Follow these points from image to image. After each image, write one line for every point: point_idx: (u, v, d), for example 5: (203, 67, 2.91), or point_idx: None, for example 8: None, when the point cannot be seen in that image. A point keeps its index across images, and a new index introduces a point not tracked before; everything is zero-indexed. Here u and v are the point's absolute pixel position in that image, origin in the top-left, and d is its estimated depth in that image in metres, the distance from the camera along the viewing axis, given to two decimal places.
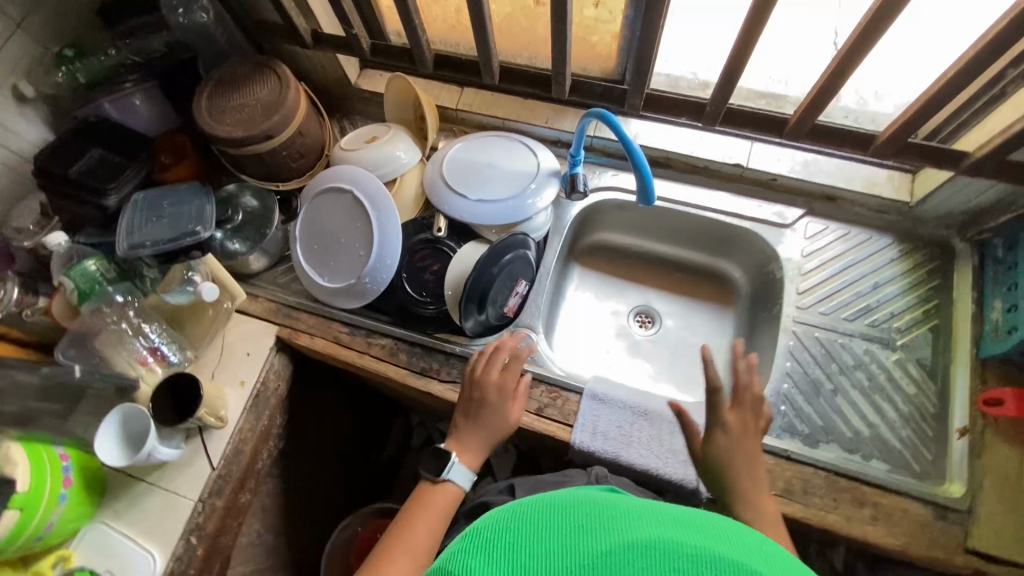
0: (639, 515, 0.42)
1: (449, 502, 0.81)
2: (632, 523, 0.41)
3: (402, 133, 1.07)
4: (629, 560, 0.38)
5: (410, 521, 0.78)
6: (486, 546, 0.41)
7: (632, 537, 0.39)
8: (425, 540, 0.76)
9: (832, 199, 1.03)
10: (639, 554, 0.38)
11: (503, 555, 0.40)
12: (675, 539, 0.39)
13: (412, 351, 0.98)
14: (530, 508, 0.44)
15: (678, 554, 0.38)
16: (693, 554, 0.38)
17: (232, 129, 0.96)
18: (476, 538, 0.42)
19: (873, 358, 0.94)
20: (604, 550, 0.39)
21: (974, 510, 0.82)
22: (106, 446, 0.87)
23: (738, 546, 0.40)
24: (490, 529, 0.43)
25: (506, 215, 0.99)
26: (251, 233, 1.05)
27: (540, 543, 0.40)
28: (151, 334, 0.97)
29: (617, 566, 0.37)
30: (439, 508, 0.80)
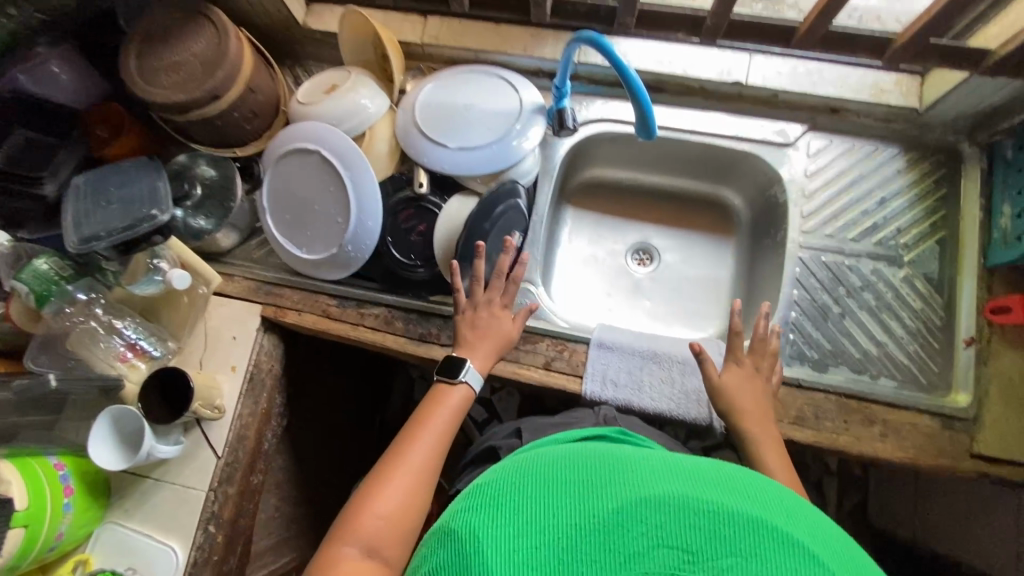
0: (653, 465, 0.39)
1: (456, 406, 0.76)
2: (645, 475, 0.38)
3: (365, 78, 0.96)
4: (643, 518, 0.36)
5: (416, 427, 0.73)
6: (489, 505, 0.39)
7: (645, 491, 0.37)
8: (432, 443, 0.72)
9: (836, 111, 0.97)
10: (653, 511, 0.36)
11: (508, 512, 0.38)
12: (693, 494, 0.36)
13: (408, 318, 0.94)
14: (536, 462, 0.42)
15: (696, 511, 0.35)
16: (710, 511, 0.35)
17: (171, 93, 0.84)
18: (479, 494, 0.41)
19: (879, 277, 0.92)
20: (616, 505, 0.36)
21: (980, 416, 0.83)
22: (101, 450, 0.83)
23: (759, 498, 0.37)
24: (494, 484, 0.41)
25: (491, 162, 0.91)
26: (214, 208, 0.96)
27: (545, 496, 0.38)
28: (127, 330, 0.90)
29: (630, 525, 0.36)
30: (445, 411, 0.75)
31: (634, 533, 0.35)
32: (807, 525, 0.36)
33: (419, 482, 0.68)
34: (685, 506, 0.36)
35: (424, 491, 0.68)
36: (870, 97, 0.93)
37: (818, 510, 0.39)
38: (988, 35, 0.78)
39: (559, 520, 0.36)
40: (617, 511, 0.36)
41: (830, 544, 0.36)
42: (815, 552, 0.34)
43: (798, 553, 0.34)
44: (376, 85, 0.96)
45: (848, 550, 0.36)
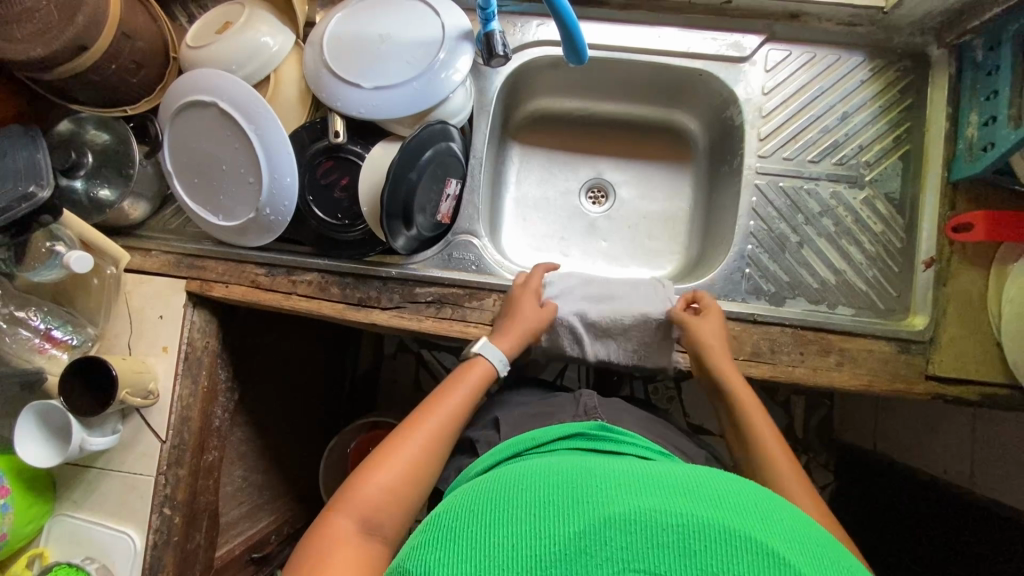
0: (616, 482, 0.39)
1: (478, 385, 0.74)
2: (608, 494, 0.38)
3: (262, 12, 0.84)
4: (608, 539, 0.35)
5: (434, 403, 0.71)
6: (451, 537, 0.38)
7: (610, 510, 0.36)
8: (450, 421, 0.70)
9: (795, 16, 0.87)
10: (618, 531, 0.35)
11: (470, 545, 0.37)
12: (657, 509, 0.36)
13: (344, 282, 0.88)
14: (498, 490, 0.41)
15: (662, 525, 0.35)
16: (675, 524, 0.35)
17: (26, 45, 0.72)
18: (439, 528, 0.40)
19: (839, 201, 0.87)
20: (578, 528, 0.36)
21: (936, 338, 0.81)
22: (30, 449, 0.79)
23: (723, 504, 0.38)
24: (454, 517, 0.40)
25: (413, 102, 0.81)
26: (112, 175, 0.85)
27: (509, 523, 0.38)
28: (35, 321, 0.84)
29: (595, 550, 0.35)
30: (466, 389, 0.73)
31: (600, 558, 0.35)
32: (771, 524, 0.37)
33: (431, 462, 0.66)
34: (651, 522, 0.35)
35: (433, 472, 0.67)
36: None
37: (787, 509, 0.40)
38: None
39: (523, 550, 0.36)
40: (581, 535, 0.35)
41: (793, 540, 0.36)
42: (778, 552, 0.35)
43: (766, 559, 0.34)
44: (276, 19, 0.84)
45: (812, 543, 0.37)
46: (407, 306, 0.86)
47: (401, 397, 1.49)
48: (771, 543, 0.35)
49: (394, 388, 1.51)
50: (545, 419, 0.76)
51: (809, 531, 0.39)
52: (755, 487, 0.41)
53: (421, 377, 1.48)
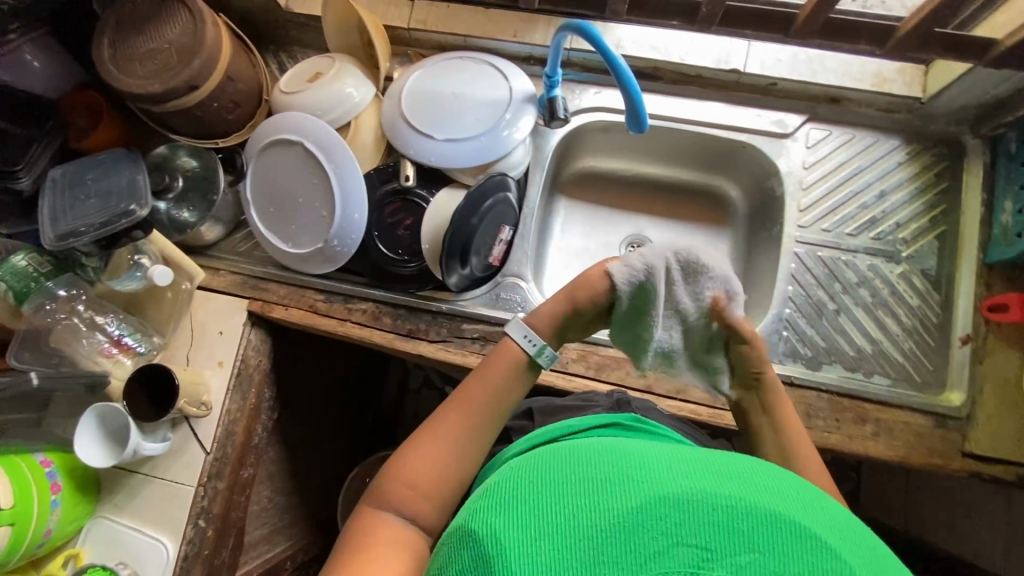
0: (667, 463, 0.42)
1: (513, 368, 0.69)
2: (661, 474, 0.41)
3: (350, 66, 0.93)
4: (664, 514, 0.38)
5: (466, 388, 0.67)
6: (515, 507, 0.41)
7: (663, 488, 0.39)
8: (484, 408, 0.66)
9: (837, 101, 0.93)
10: (673, 508, 0.38)
11: (534, 514, 0.40)
12: (708, 490, 0.39)
13: (396, 314, 0.92)
14: (556, 462, 0.44)
15: (713, 505, 0.38)
16: (726, 505, 0.38)
17: (146, 82, 0.80)
18: (498, 497, 0.43)
19: (876, 274, 0.90)
20: (634, 504, 0.39)
21: (973, 415, 0.82)
22: (88, 449, 0.82)
23: (767, 489, 0.40)
24: (516, 487, 0.43)
25: (479, 154, 0.89)
26: (197, 200, 0.93)
27: (571, 493, 0.40)
28: (110, 326, 0.89)
29: (652, 523, 0.38)
30: (500, 375, 0.68)
31: (656, 532, 0.37)
32: (809, 510, 0.40)
33: (468, 451, 0.64)
34: (703, 502, 0.38)
35: (473, 461, 0.65)
36: (871, 86, 0.90)
37: (822, 496, 0.43)
38: (994, 25, 0.71)
39: (585, 520, 0.38)
40: (638, 510, 0.38)
41: (829, 525, 0.39)
42: (814, 534, 0.38)
43: (810, 544, 0.37)
44: (361, 72, 0.93)
45: (845, 530, 0.40)
46: (453, 341, 0.90)
47: None
48: (813, 527, 0.38)
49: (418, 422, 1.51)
50: (580, 412, 0.81)
51: (841, 517, 0.42)
52: (790, 474, 0.44)
53: None
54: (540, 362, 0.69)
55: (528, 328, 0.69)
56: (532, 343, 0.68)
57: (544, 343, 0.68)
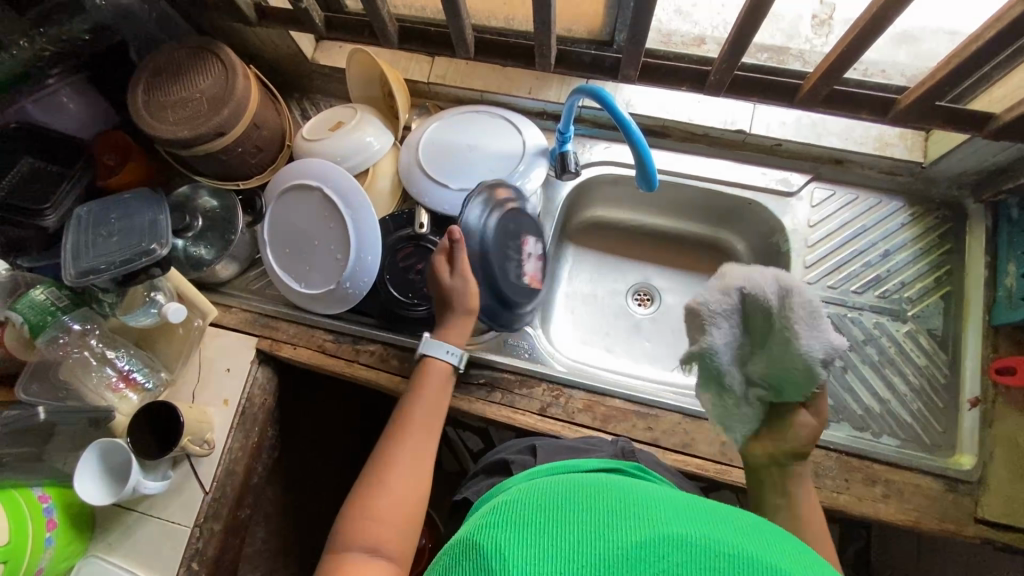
0: (673, 508, 0.41)
1: (439, 387, 0.81)
2: (666, 517, 0.40)
3: (370, 116, 0.96)
4: (665, 553, 0.37)
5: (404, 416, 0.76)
6: (520, 522, 0.40)
7: (667, 529, 0.38)
8: (422, 429, 0.75)
9: (840, 162, 0.96)
10: (674, 548, 0.37)
11: (535, 531, 0.39)
12: (711, 537, 0.38)
13: (404, 356, 0.93)
14: (563, 489, 0.44)
15: (716, 552, 0.37)
16: (730, 552, 0.37)
17: (177, 128, 0.84)
18: (502, 514, 0.42)
19: (882, 331, 0.91)
20: (637, 539, 0.38)
21: (985, 480, 0.81)
22: (87, 486, 0.81)
23: (774, 549, 0.39)
24: (522, 505, 0.42)
25: (492, 204, 0.91)
26: (215, 238, 0.96)
27: (575, 519, 0.40)
28: (120, 361, 0.90)
29: (652, 560, 0.36)
30: (430, 391, 0.79)
31: (656, 569, 0.36)
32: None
33: (420, 469, 0.71)
34: (705, 547, 0.37)
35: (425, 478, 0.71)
36: (874, 150, 0.92)
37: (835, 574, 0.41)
38: (995, 97, 0.76)
39: (586, 548, 0.38)
40: (640, 546, 0.37)
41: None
42: None
43: None
44: (381, 122, 0.96)
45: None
46: (459, 386, 0.90)
47: None
48: None
49: None
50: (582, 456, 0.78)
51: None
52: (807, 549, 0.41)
53: None
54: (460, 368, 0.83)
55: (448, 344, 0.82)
56: (453, 354, 0.82)
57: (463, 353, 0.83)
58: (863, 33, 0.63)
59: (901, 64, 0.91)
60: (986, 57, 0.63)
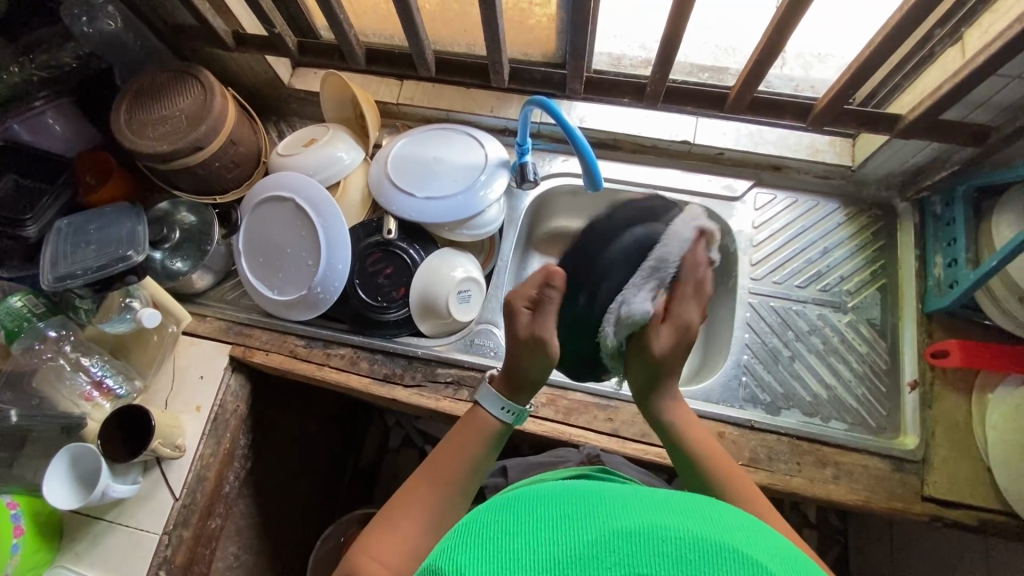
0: (619, 500, 0.40)
1: (484, 443, 0.69)
2: (619, 510, 0.38)
3: (342, 133, 1.02)
4: (615, 548, 0.35)
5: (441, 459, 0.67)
6: (470, 541, 0.38)
7: (620, 523, 0.37)
8: (456, 482, 0.65)
9: (779, 168, 1.04)
10: (627, 541, 0.35)
11: (484, 547, 0.37)
12: (657, 523, 0.37)
13: (373, 359, 0.96)
14: (511, 502, 0.42)
15: (662, 538, 0.36)
16: (682, 538, 0.36)
17: (156, 143, 0.89)
18: (463, 532, 0.39)
19: (826, 322, 0.96)
20: (591, 538, 0.36)
21: (928, 459, 0.85)
22: (55, 490, 0.82)
23: (718, 523, 0.38)
24: (472, 526, 0.40)
25: (456, 211, 0.97)
26: (191, 250, 1.00)
27: (520, 530, 0.38)
28: (93, 367, 0.92)
29: (604, 556, 0.35)
30: (476, 443, 0.68)
31: (608, 563, 0.35)
32: (759, 544, 0.38)
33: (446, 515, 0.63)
34: (652, 533, 0.36)
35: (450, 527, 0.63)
36: (807, 156, 1.00)
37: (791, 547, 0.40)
38: (904, 102, 0.85)
39: (538, 555, 0.36)
40: (592, 544, 0.36)
41: (778, 556, 0.37)
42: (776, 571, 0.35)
43: None
44: (352, 139, 1.02)
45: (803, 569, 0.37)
46: (427, 385, 0.94)
47: None
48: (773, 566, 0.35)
49: (396, 483, 1.44)
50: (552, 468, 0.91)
51: (798, 561, 0.39)
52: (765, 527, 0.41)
53: None
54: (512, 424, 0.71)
55: (504, 399, 0.70)
56: (510, 413, 0.70)
57: (521, 409, 0.71)
58: (771, 43, 0.71)
59: (827, 79, 1.00)
60: (879, 63, 0.71)
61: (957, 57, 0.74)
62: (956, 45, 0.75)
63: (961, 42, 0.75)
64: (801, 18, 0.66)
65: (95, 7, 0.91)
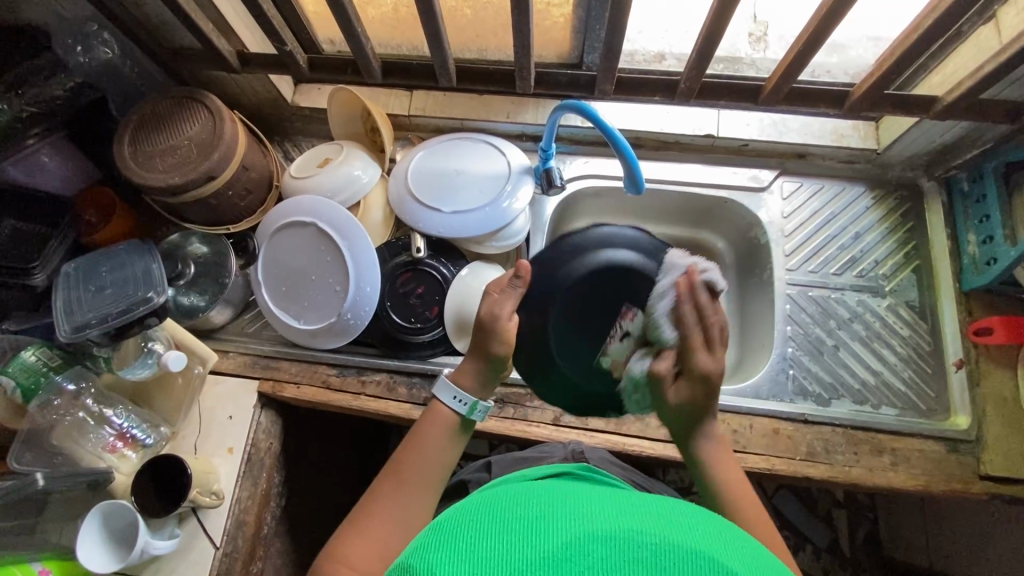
0: (599, 503, 0.38)
1: (444, 439, 0.66)
2: (594, 512, 0.37)
3: (357, 150, 0.98)
4: (587, 551, 0.34)
5: (405, 462, 0.64)
6: (445, 540, 0.36)
7: (596, 526, 0.35)
8: (425, 484, 0.63)
9: (803, 156, 1.03)
10: (599, 544, 0.34)
11: (455, 546, 0.35)
12: (634, 527, 0.35)
13: (411, 383, 0.93)
14: (490, 502, 0.40)
15: (638, 542, 0.34)
16: (655, 543, 0.34)
17: (166, 175, 0.84)
18: (441, 529, 0.38)
19: (865, 308, 0.96)
20: (566, 541, 0.35)
21: (982, 438, 0.85)
22: (91, 552, 0.76)
23: (698, 529, 0.36)
24: (450, 523, 0.38)
25: (484, 224, 0.93)
26: (209, 285, 0.94)
27: (493, 531, 0.36)
28: (117, 419, 0.87)
29: (577, 559, 0.34)
30: (435, 441, 0.66)
31: (580, 567, 0.33)
32: (740, 552, 0.35)
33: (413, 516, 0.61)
34: (628, 537, 0.34)
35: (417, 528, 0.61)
36: (832, 142, 0.99)
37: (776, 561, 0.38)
38: (932, 83, 0.85)
39: (512, 556, 0.34)
40: (566, 547, 0.34)
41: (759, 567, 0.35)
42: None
43: None
44: (368, 155, 0.98)
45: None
46: None
47: None
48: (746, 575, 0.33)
49: None
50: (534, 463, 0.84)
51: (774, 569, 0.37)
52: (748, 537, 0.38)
53: None
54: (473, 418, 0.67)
55: (457, 387, 0.67)
56: (463, 402, 0.67)
57: (474, 399, 0.67)
58: (813, 35, 0.69)
59: (844, 63, 0.99)
60: (922, 47, 0.70)
61: (994, 35, 0.74)
62: (990, 24, 0.75)
63: (995, 21, 0.75)
64: (847, 6, 0.65)
65: (91, 35, 0.89)
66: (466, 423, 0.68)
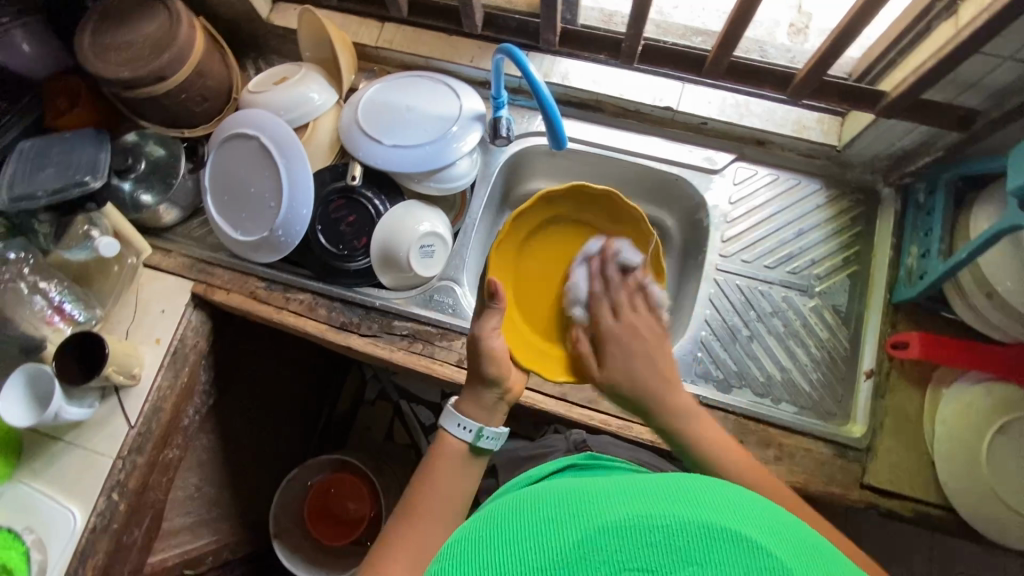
0: (608, 493, 0.40)
1: (457, 468, 0.67)
2: (599, 504, 0.39)
3: (315, 74, 1.00)
4: (604, 544, 0.36)
5: (425, 493, 0.64)
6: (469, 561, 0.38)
7: (602, 519, 0.37)
8: (446, 510, 0.63)
9: (762, 143, 1.00)
10: (610, 537, 0.36)
11: (489, 562, 0.37)
12: (647, 513, 0.37)
13: (332, 307, 0.96)
14: (507, 510, 0.42)
15: (651, 527, 0.36)
16: (660, 525, 0.36)
17: (119, 69, 0.87)
18: (460, 552, 0.40)
19: (790, 305, 0.95)
20: (579, 537, 0.37)
21: (872, 447, 0.84)
22: (11, 406, 0.84)
23: (707, 504, 0.38)
24: (467, 544, 0.40)
25: (422, 162, 0.95)
26: (157, 182, 0.99)
27: (512, 544, 0.38)
28: (52, 292, 0.92)
29: (591, 555, 0.35)
30: (449, 471, 0.66)
31: (596, 561, 0.35)
32: (749, 519, 0.37)
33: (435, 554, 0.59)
34: (636, 525, 0.36)
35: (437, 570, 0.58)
36: (792, 132, 0.96)
37: (781, 512, 0.40)
38: (894, 79, 0.81)
39: (529, 562, 0.36)
40: (580, 543, 0.36)
41: (773, 533, 0.36)
42: (759, 542, 0.35)
43: (748, 554, 0.34)
44: (324, 80, 1.00)
45: (804, 546, 0.37)
46: (383, 336, 0.94)
47: (372, 444, 1.49)
48: (757, 541, 0.35)
49: (367, 433, 1.50)
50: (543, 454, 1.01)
51: (794, 524, 0.39)
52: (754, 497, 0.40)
53: (395, 427, 1.49)
54: (483, 445, 0.68)
55: (460, 415, 0.68)
56: (469, 428, 0.68)
57: (480, 426, 0.68)
58: None
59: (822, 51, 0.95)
60: None
61: (951, 29, 0.70)
62: (952, 19, 0.71)
63: (957, 17, 0.70)
64: None
65: None
66: (477, 450, 0.69)
